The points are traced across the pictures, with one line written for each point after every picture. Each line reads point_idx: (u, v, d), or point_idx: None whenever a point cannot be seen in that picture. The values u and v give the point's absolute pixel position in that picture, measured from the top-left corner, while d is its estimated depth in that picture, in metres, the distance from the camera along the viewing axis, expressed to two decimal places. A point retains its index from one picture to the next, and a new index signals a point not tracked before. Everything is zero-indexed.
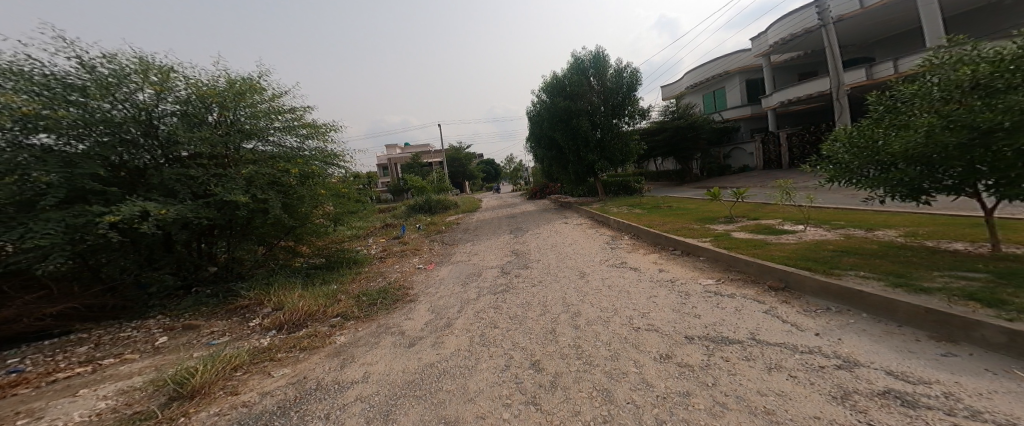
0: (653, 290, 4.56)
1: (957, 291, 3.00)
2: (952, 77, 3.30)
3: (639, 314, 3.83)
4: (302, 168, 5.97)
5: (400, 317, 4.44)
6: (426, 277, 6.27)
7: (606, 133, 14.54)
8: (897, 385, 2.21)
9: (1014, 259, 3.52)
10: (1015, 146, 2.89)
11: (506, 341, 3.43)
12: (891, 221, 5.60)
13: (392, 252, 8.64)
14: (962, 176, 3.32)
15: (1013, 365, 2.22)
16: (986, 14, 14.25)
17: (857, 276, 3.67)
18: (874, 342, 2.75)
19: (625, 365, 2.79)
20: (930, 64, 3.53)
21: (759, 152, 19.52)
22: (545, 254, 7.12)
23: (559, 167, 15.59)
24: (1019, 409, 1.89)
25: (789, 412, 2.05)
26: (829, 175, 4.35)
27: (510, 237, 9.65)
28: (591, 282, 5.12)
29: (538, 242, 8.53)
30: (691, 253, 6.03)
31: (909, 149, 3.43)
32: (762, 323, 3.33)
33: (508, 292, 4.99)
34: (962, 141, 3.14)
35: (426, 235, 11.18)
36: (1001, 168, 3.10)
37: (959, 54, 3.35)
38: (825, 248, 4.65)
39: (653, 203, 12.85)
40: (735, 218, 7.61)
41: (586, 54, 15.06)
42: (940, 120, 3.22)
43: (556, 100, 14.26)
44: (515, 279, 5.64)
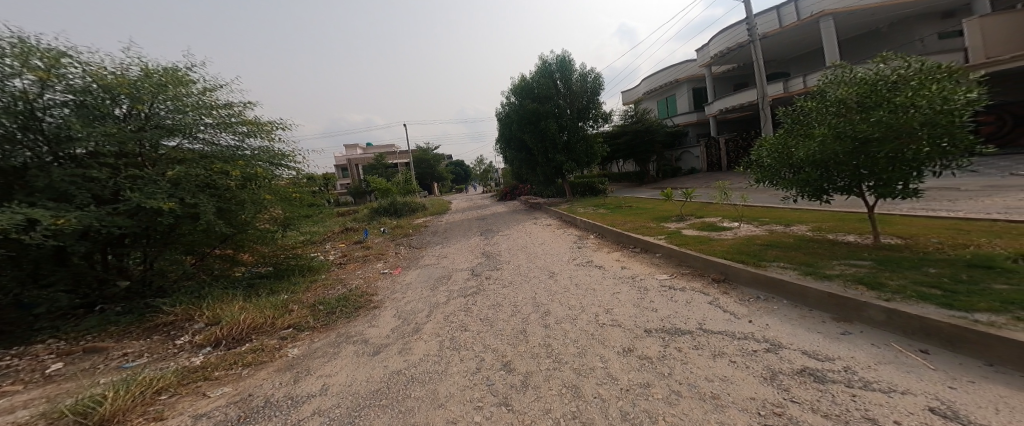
0: (617, 286, 4.80)
1: (851, 276, 3.45)
2: (839, 93, 3.76)
3: (604, 310, 4.03)
4: (242, 170, 5.71)
5: (364, 324, 4.38)
6: (391, 282, 6.20)
7: (573, 135, 14.78)
8: (811, 363, 2.52)
9: (891, 248, 4.08)
10: (885, 154, 3.38)
11: (475, 343, 3.50)
12: (803, 217, 6.27)
13: (355, 257, 8.42)
14: (852, 179, 3.73)
15: (891, 339, 2.60)
16: (872, 40, 16.17)
17: (779, 266, 4.09)
18: (793, 325, 3.09)
19: (591, 361, 2.94)
20: (826, 82, 3.99)
21: (703, 156, 20.94)
22: (516, 255, 7.25)
23: (528, 169, 15.82)
24: (898, 376, 2.21)
25: (732, 395, 2.28)
26: (756, 178, 4.72)
27: (480, 239, 9.70)
28: (560, 281, 5.28)
29: (509, 243, 8.63)
30: (649, 250, 6.38)
31: (816, 155, 3.81)
32: (707, 313, 3.63)
33: (479, 294, 5.05)
34: (851, 148, 3.55)
35: (392, 238, 10.96)
36: (880, 171, 3.53)
37: (842, 74, 3.86)
38: (755, 242, 5.12)
39: (616, 202, 13.39)
40: (685, 217, 8.13)
41: (552, 57, 15.42)
42: (835, 129, 3.62)
43: (525, 102, 14.50)
44: (486, 281, 5.70)
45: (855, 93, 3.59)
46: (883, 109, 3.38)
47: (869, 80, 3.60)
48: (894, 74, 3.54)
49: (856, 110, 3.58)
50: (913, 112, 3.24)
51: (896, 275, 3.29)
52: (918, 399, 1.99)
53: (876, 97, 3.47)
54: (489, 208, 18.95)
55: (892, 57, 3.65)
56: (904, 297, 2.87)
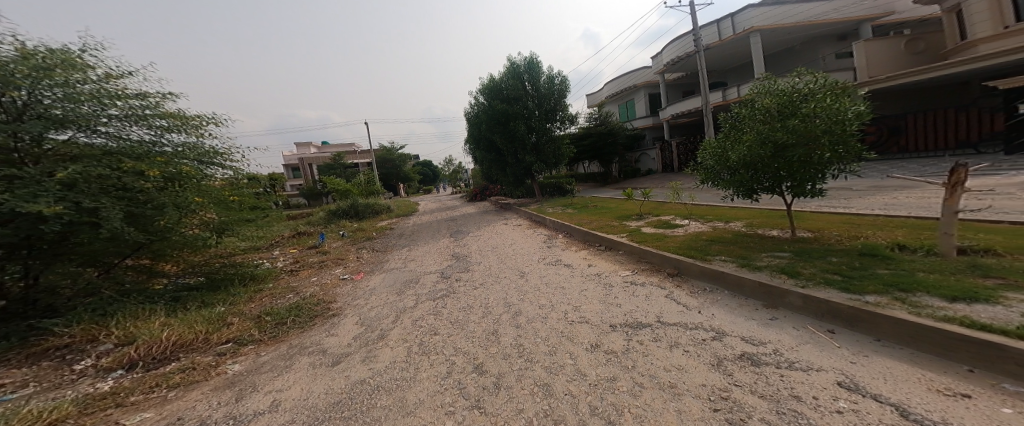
0: (585, 284, 4.97)
1: (776, 266, 3.83)
2: (763, 101, 4.11)
3: (573, 308, 4.16)
4: (160, 169, 5.19)
5: (321, 334, 4.29)
6: (352, 289, 6.07)
7: (541, 137, 15.06)
8: (749, 348, 2.78)
9: (805, 241, 4.56)
10: (799, 158, 3.77)
11: (446, 347, 3.53)
12: (737, 214, 6.83)
13: (310, 263, 8.15)
14: (774, 180, 4.12)
15: (808, 321, 2.94)
16: (788, 56, 18.14)
17: (721, 259, 4.44)
18: (733, 313, 3.39)
19: (561, 358, 3.05)
20: (753, 91, 4.32)
21: (659, 157, 22.11)
22: (486, 255, 7.32)
23: (498, 169, 15.94)
24: (815, 354, 2.51)
25: (687, 383, 2.48)
26: (701, 178, 4.99)
27: (450, 240, 9.68)
28: (531, 280, 5.40)
29: (478, 244, 8.69)
30: (613, 248, 6.66)
31: (746, 158, 4.14)
32: (663, 306, 3.88)
33: (449, 297, 5.06)
34: (772, 153, 3.93)
35: (353, 242, 10.66)
36: (793, 174, 3.95)
37: (766, 84, 4.21)
38: (702, 238, 5.51)
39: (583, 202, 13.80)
40: (645, 215, 8.53)
41: (521, 58, 15.58)
42: (761, 135, 3.97)
43: (495, 103, 14.59)
44: (456, 283, 5.71)
45: (776, 102, 3.95)
46: (796, 118, 3.78)
47: (787, 91, 3.97)
48: (806, 86, 3.92)
49: (777, 118, 3.95)
50: (821, 121, 3.66)
51: (809, 264, 3.72)
52: (833, 374, 2.28)
53: (794, 106, 3.85)
54: (460, 209, 18.84)
55: (801, 72, 4.07)
56: (816, 284, 3.27)
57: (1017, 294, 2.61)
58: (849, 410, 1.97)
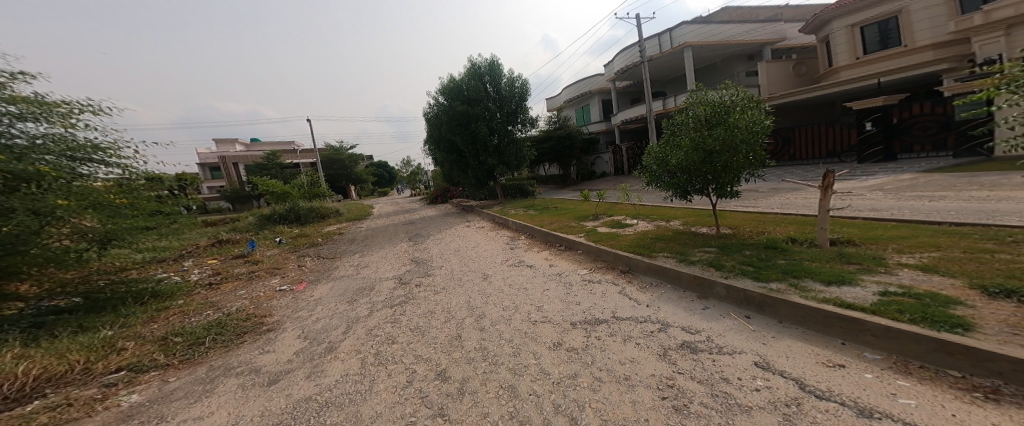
0: (546, 283, 5.05)
1: (705, 260, 4.35)
2: (697, 110, 4.46)
3: (535, 308, 4.18)
4: (10, 167, 4.08)
5: (253, 352, 3.82)
6: (292, 300, 5.62)
7: (502, 139, 15.23)
8: (686, 337, 3.08)
9: (728, 237, 5.25)
10: (720, 163, 4.26)
11: (407, 354, 3.34)
12: (674, 213, 7.54)
13: (234, 276, 7.26)
14: (705, 182, 4.54)
15: (730, 310, 3.39)
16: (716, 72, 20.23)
17: (664, 256, 4.82)
18: (674, 305, 3.72)
19: (525, 359, 3.05)
20: (688, 101, 4.63)
21: (612, 160, 23.21)
22: (448, 259, 7.23)
23: (459, 171, 15.69)
24: (736, 339, 2.90)
25: (640, 374, 2.64)
26: (647, 180, 5.22)
27: (409, 244, 9.49)
28: (494, 283, 5.36)
29: (440, 248, 8.57)
30: (572, 247, 6.89)
31: (682, 163, 4.48)
32: (617, 301, 4.10)
33: (407, 303, 4.87)
34: (702, 158, 4.35)
35: (295, 251, 9.91)
36: (718, 177, 4.41)
37: (699, 94, 4.55)
38: (648, 236, 5.91)
39: (545, 203, 14.17)
40: (600, 215, 8.92)
41: (482, 60, 15.61)
42: (695, 141, 4.33)
43: (455, 103, 14.48)
44: (416, 289, 5.53)
45: (706, 113, 4.36)
46: (722, 127, 4.22)
47: (717, 102, 4.36)
48: (731, 98, 4.35)
49: (707, 127, 4.36)
50: (738, 132, 4.16)
51: (730, 258, 4.29)
52: (752, 356, 2.62)
53: (722, 116, 4.28)
54: (419, 212, 18.42)
55: (725, 86, 4.49)
56: (737, 274, 3.78)
57: (869, 276, 3.32)
58: (764, 387, 2.27)
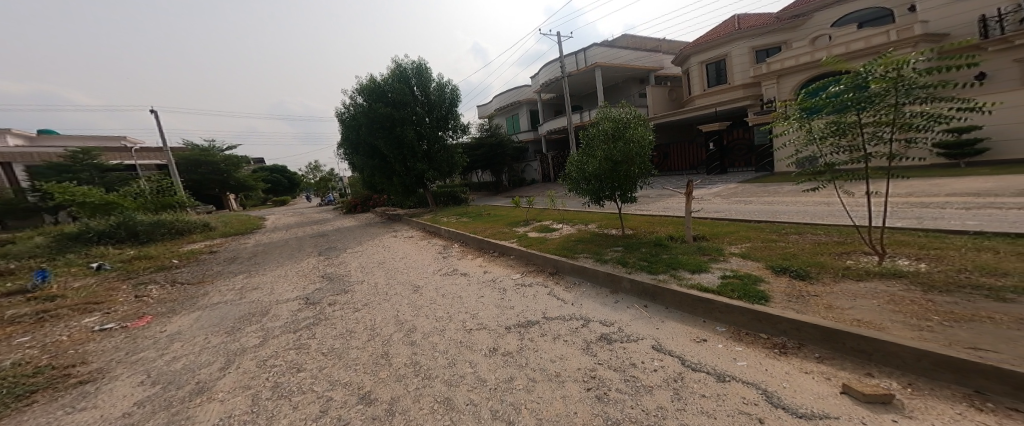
0: (480, 291, 5.08)
1: (615, 259, 4.90)
2: (604, 125, 4.91)
3: (470, 316, 4.17)
4: None
5: (54, 414, 2.88)
6: (121, 342, 4.32)
7: (432, 144, 15.00)
8: (603, 329, 3.46)
9: (634, 236, 5.93)
10: (623, 171, 4.79)
11: (318, 382, 3.00)
12: (592, 217, 8.25)
13: (8, 321, 5.12)
14: (613, 189, 4.99)
15: (636, 303, 3.93)
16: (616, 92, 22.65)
17: (585, 256, 5.25)
18: (592, 302, 4.12)
19: (460, 369, 3.01)
20: (599, 116, 5.06)
21: (539, 168, 24.29)
22: (368, 273, 6.67)
23: (382, 176, 15.00)
24: (640, 326, 3.42)
25: (567, 368, 2.87)
26: (569, 187, 5.60)
27: (321, 257, 8.57)
28: (425, 294, 5.15)
29: (360, 261, 7.85)
30: (505, 253, 7.04)
31: (595, 171, 4.90)
32: (546, 302, 4.33)
33: (318, 325, 4.27)
34: (610, 167, 4.81)
35: (127, 279, 7.37)
36: (621, 184, 4.92)
37: (607, 110, 5.02)
38: (572, 239, 6.34)
39: (477, 211, 14.37)
40: (530, 221, 9.25)
41: (408, 62, 15.15)
42: (605, 152, 4.79)
43: (377, 106, 13.83)
44: (329, 308, 4.87)
45: (613, 126, 4.82)
46: (624, 141, 4.75)
47: (622, 118, 4.87)
48: (632, 115, 4.92)
49: (614, 139, 4.84)
50: (636, 144, 4.72)
51: (634, 255, 4.95)
52: (651, 341, 3.12)
53: (626, 130, 4.81)
54: (332, 223, 16.84)
55: (624, 105, 5.08)
56: (639, 270, 4.40)
57: (715, 263, 4.33)
58: (660, 367, 2.73)
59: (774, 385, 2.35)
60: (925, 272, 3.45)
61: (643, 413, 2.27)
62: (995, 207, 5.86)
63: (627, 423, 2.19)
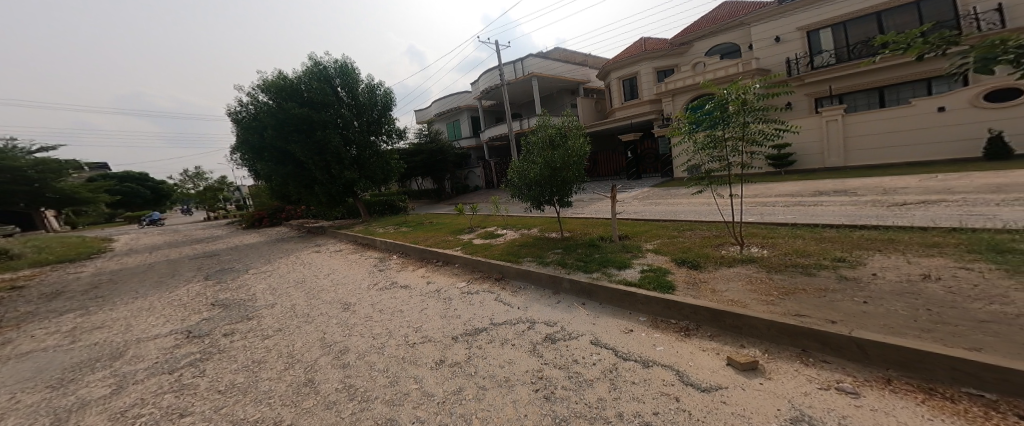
0: (424, 302, 4.98)
1: (556, 261, 5.10)
2: (544, 133, 5.13)
3: (412, 329, 4.07)
4: None
5: None
6: None
7: (363, 150, 14.37)
8: (547, 329, 3.60)
9: (572, 238, 6.22)
10: (561, 176, 5.01)
11: (218, 422, 2.66)
12: (533, 221, 8.50)
13: None
14: (555, 193, 5.18)
15: (577, 301, 4.16)
16: (553, 101, 23.61)
17: (529, 260, 5.39)
18: (537, 303, 4.25)
19: (404, 386, 2.93)
20: (538, 124, 5.25)
21: (483, 174, 24.39)
22: (279, 295, 6.01)
23: (302, 184, 13.81)
24: (580, 322, 3.64)
25: (515, 372, 2.93)
26: (512, 193, 5.71)
27: (216, 280, 7.47)
28: (360, 311, 4.89)
29: (268, 282, 6.98)
30: (449, 261, 6.96)
31: (537, 177, 5.07)
32: (493, 308, 4.38)
33: (216, 357, 3.80)
34: (549, 174, 5.02)
35: None
36: (560, 189, 5.13)
37: (545, 119, 5.23)
38: (516, 244, 6.48)
39: (416, 219, 14.10)
40: (475, 228, 9.26)
41: (330, 61, 14.16)
42: (546, 160, 4.97)
43: (292, 107, 12.71)
44: (237, 336, 4.34)
45: (552, 134, 5.05)
46: (561, 148, 4.98)
47: (560, 127, 5.12)
48: (569, 123, 5.18)
49: (552, 148, 5.06)
50: (572, 151, 4.97)
51: (573, 255, 5.20)
52: (589, 336, 3.33)
53: (563, 139, 5.06)
54: (227, 241, 14.82)
55: (561, 114, 5.32)
56: (577, 269, 4.65)
57: (638, 260, 4.72)
58: (598, 360, 2.93)
59: (690, 368, 2.67)
60: (769, 257, 4.31)
61: (586, 407, 2.40)
62: (802, 204, 7.48)
63: (573, 418, 2.31)
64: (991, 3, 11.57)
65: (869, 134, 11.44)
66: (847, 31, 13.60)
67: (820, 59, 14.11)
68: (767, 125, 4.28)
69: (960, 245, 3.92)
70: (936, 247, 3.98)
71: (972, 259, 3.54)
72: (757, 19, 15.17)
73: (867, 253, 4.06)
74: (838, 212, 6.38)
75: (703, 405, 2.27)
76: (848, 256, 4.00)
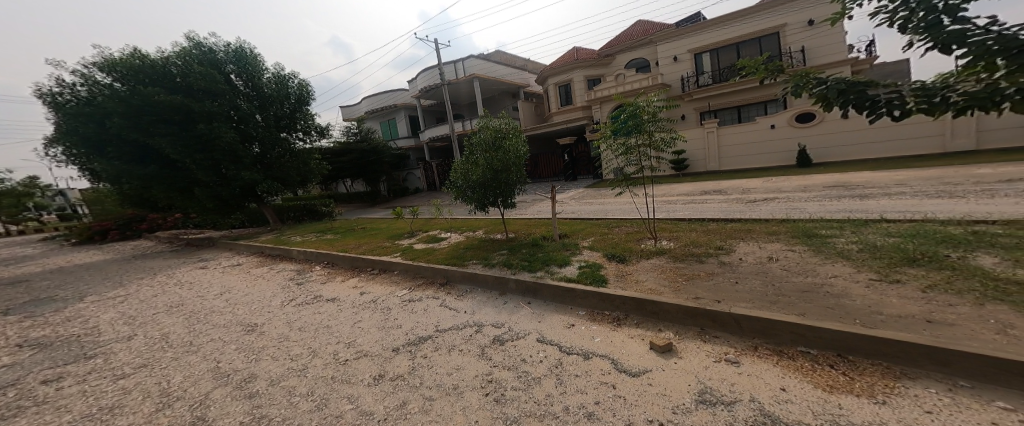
0: (358, 315, 4.70)
1: (501, 262, 5.15)
2: (484, 135, 5.13)
3: (343, 345, 3.83)
4: None
5: None
6: None
7: (268, 149, 12.63)
8: (494, 330, 3.63)
9: (515, 239, 6.32)
10: (501, 178, 5.06)
11: None
12: (478, 223, 8.49)
13: None
14: (500, 194, 5.21)
15: (524, 300, 4.24)
16: (493, 103, 23.78)
17: (474, 263, 5.37)
18: (485, 306, 4.24)
19: (337, 407, 2.76)
20: (480, 126, 5.25)
21: (423, 176, 23.94)
22: (147, 323, 5.10)
23: (178, 188, 11.43)
24: (525, 320, 3.74)
25: (465, 379, 2.88)
26: (454, 195, 5.62)
27: (57, 311, 6.08)
28: (271, 332, 4.43)
29: (120, 311, 5.79)
30: (387, 269, 6.63)
31: (480, 179, 5.05)
32: (438, 314, 4.28)
33: (48, 408, 3.11)
34: (491, 175, 5.03)
35: None
36: (502, 191, 5.19)
37: (487, 120, 5.25)
38: (460, 247, 6.40)
39: (345, 225, 13.33)
40: (415, 233, 8.96)
41: (223, 44, 11.88)
42: (489, 162, 5.00)
43: (163, 93, 10.17)
44: (91, 376, 3.62)
45: (494, 137, 5.09)
46: (503, 151, 5.03)
47: (502, 129, 5.16)
48: (511, 125, 5.27)
49: (494, 150, 5.09)
50: (512, 154, 5.05)
51: (517, 256, 5.29)
52: (535, 334, 3.42)
53: (504, 141, 5.09)
54: (63, 260, 11.94)
55: (501, 116, 5.39)
56: (521, 269, 4.74)
57: (578, 256, 4.94)
58: (544, 356, 3.03)
59: (623, 355, 2.89)
60: (673, 248, 4.88)
61: (535, 404, 2.46)
62: (705, 200, 8.43)
63: (524, 418, 2.35)
64: (797, 45, 14.32)
65: (744, 143, 13.59)
66: (719, 57, 15.68)
67: (700, 79, 16.11)
68: (667, 134, 4.88)
69: (787, 233, 5.05)
70: (774, 234, 5.04)
71: (794, 243, 4.60)
72: (660, 38, 16.73)
73: (736, 241, 4.93)
74: (718, 209, 7.27)
75: (636, 389, 2.46)
76: (726, 244, 4.82)
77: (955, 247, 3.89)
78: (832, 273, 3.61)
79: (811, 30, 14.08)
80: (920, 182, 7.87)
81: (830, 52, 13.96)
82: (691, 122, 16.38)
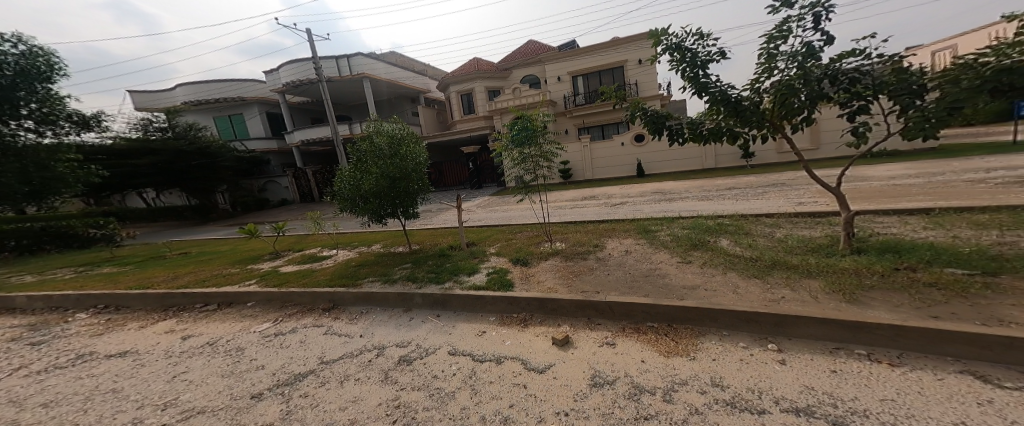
0: (173, 367, 3.63)
1: (403, 276, 4.81)
2: (376, 140, 4.74)
3: (153, 409, 2.91)
4: None
5: None
6: None
7: None
8: (399, 351, 3.34)
9: (418, 251, 5.99)
10: (395, 187, 4.73)
11: None
12: (377, 237, 7.75)
13: None
14: (398, 205, 4.88)
15: (430, 314, 4.03)
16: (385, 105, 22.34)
17: (369, 281, 4.87)
18: (389, 326, 3.88)
19: None
20: (371, 130, 4.84)
21: (293, 186, 20.90)
22: None
23: None
24: (429, 336, 3.55)
25: (365, 411, 2.57)
26: (340, 206, 5.04)
27: None
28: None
29: None
30: (235, 303, 5.30)
31: (376, 187, 4.63)
32: (324, 344, 3.71)
33: None
34: (389, 184, 4.66)
35: None
36: (401, 200, 4.86)
37: (377, 124, 4.89)
38: (351, 265, 5.70)
39: (152, 251, 10.28)
40: (280, 253, 7.58)
41: None
42: (384, 170, 4.62)
43: None
44: None
45: (387, 142, 4.73)
46: (401, 158, 4.73)
47: (397, 135, 4.84)
48: (406, 131, 5.00)
49: (389, 157, 4.73)
50: (411, 161, 4.78)
51: (422, 269, 5.01)
52: (446, 347, 3.30)
53: (399, 148, 4.77)
54: None
55: (392, 120, 5.08)
56: (428, 282, 4.51)
57: (484, 263, 4.98)
58: (455, 369, 2.94)
59: (527, 354, 3.03)
60: (538, 250, 5.31)
61: (449, 421, 2.37)
62: (591, 204, 9.53)
63: None
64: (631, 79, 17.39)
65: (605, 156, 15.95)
66: (589, 81, 18.13)
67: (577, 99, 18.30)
68: (552, 145, 5.38)
69: (619, 231, 6.06)
70: (605, 234, 5.97)
71: (635, 238, 5.56)
72: (549, 59, 18.41)
73: (605, 238, 5.72)
74: (583, 213, 8.23)
75: (543, 385, 2.61)
76: (603, 242, 5.54)
77: (711, 234, 5.29)
78: (657, 260, 4.51)
79: (642, 68, 17.25)
80: (694, 189, 10.43)
81: (654, 86, 17.28)
82: (570, 136, 18.47)
